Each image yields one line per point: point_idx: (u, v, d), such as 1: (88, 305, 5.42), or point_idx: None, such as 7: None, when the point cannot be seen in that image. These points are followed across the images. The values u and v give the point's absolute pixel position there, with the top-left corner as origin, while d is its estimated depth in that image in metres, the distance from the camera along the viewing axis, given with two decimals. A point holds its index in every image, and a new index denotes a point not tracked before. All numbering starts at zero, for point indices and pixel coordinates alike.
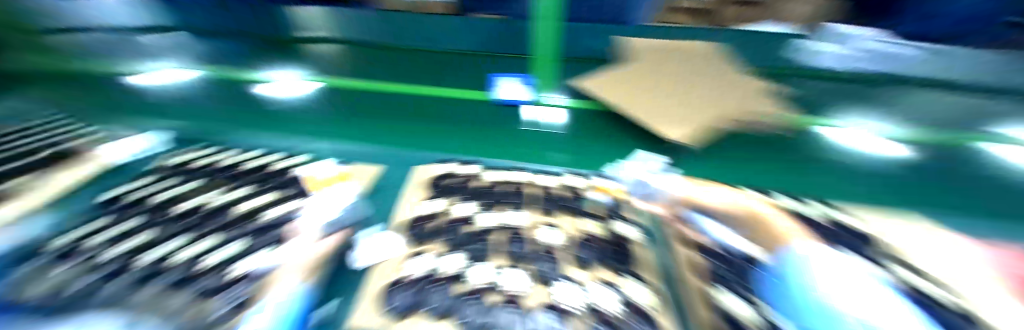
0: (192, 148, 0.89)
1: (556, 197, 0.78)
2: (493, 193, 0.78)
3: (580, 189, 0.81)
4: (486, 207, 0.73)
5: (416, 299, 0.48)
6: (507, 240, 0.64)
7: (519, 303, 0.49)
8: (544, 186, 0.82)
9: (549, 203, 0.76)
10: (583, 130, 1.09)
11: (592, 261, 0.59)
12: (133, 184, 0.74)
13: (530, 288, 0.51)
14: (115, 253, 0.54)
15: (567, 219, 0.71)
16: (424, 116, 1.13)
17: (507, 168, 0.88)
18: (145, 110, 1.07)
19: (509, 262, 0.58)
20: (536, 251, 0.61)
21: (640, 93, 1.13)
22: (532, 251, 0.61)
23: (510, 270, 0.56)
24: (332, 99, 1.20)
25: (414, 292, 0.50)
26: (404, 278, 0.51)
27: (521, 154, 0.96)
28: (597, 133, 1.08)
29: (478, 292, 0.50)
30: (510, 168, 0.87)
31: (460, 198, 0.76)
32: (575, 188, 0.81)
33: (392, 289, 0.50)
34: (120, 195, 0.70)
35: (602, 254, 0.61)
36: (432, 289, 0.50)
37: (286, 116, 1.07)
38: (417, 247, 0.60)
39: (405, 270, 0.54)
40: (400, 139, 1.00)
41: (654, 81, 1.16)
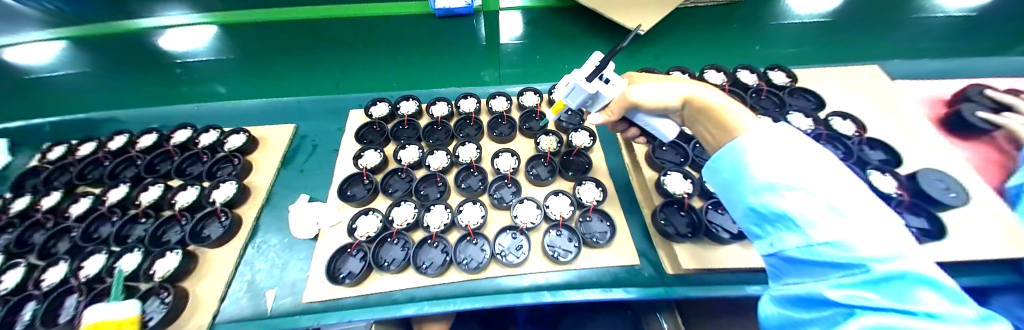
0: (127, 137, 0.86)
1: (510, 121, 0.86)
2: (447, 129, 0.86)
3: (534, 108, 0.88)
4: (447, 147, 0.82)
5: (397, 253, 0.65)
6: (461, 175, 0.76)
7: (476, 233, 0.66)
8: (497, 110, 0.89)
9: (503, 130, 0.85)
10: (541, 36, 1.00)
11: (541, 178, 0.74)
12: (52, 197, 0.76)
13: (481, 220, 0.68)
14: (92, 267, 0.64)
15: (518, 143, 0.83)
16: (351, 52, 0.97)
17: (459, 99, 0.93)
18: (72, 101, 0.96)
19: (464, 198, 0.73)
20: (489, 182, 0.75)
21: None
22: (490, 181, 0.75)
23: (466, 206, 0.71)
24: (266, 46, 0.90)
25: (395, 245, 0.67)
26: (359, 244, 0.66)
27: (454, 72, 1.07)
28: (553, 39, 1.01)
29: (440, 236, 0.66)
30: (462, 97, 0.92)
31: (412, 145, 0.82)
32: (528, 108, 0.88)
33: (349, 255, 0.66)
34: (57, 209, 0.75)
35: (547, 169, 0.77)
36: (399, 245, 0.66)
37: (238, 84, 1.01)
38: (394, 199, 0.72)
39: (364, 232, 0.68)
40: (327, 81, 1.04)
41: None
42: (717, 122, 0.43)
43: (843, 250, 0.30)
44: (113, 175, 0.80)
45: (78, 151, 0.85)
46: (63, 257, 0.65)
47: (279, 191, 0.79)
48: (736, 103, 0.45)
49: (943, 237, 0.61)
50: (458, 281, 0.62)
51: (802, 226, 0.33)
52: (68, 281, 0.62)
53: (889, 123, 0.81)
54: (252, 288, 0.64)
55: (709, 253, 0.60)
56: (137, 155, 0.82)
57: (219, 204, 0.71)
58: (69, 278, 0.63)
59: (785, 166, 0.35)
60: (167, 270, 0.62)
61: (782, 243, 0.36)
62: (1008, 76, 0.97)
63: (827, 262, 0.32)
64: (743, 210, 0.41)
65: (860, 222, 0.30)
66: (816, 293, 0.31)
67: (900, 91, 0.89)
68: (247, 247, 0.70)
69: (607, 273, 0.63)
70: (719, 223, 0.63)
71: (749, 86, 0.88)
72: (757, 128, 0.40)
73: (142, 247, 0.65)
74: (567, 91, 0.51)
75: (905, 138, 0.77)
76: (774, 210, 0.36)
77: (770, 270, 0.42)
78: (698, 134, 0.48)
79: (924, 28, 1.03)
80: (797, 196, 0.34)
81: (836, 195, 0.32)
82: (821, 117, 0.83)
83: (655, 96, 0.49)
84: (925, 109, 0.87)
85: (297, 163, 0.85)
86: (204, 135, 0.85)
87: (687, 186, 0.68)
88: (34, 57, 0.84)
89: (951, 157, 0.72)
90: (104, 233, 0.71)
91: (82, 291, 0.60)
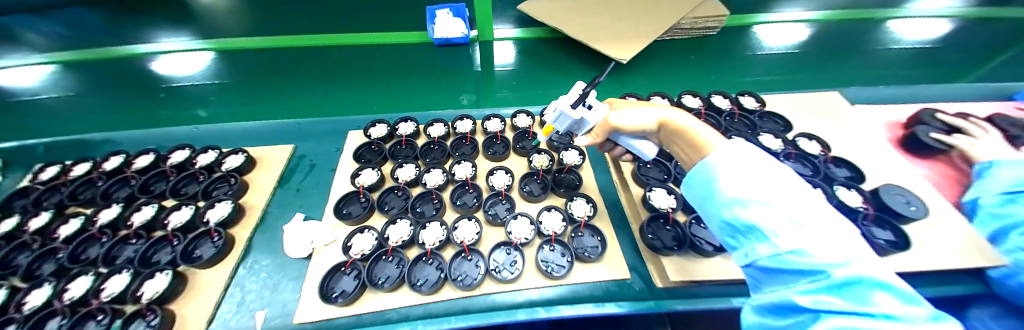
0: (123, 157, 0.86)
1: (504, 140, 0.91)
2: (443, 148, 0.89)
3: (526, 129, 0.93)
4: (443, 165, 0.85)
5: (391, 270, 0.66)
6: (456, 193, 0.79)
7: (471, 249, 0.68)
8: (491, 131, 0.93)
9: (497, 149, 0.89)
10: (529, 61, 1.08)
11: (534, 194, 0.77)
12: (40, 217, 0.75)
13: (476, 236, 0.69)
14: (77, 289, 0.62)
15: (512, 161, 0.87)
16: (346, 73, 1.02)
17: (455, 120, 0.97)
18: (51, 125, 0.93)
19: (459, 215, 0.75)
20: (483, 199, 0.77)
21: (595, 16, 0.98)
22: (484, 198, 0.77)
23: (461, 223, 0.73)
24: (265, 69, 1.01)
25: (390, 263, 0.67)
26: (354, 262, 0.67)
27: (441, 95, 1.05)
28: (544, 63, 1.08)
29: (434, 253, 0.67)
30: (458, 119, 0.97)
31: (409, 163, 0.85)
32: (521, 128, 0.93)
33: (343, 273, 0.66)
34: (46, 229, 0.73)
35: (540, 185, 0.80)
36: (394, 262, 0.67)
37: (221, 113, 0.99)
38: (390, 216, 0.74)
39: (358, 250, 0.69)
40: (304, 98, 1.00)
41: (607, 14, 0.99)
42: (691, 144, 0.47)
43: (806, 257, 0.33)
44: (105, 195, 0.80)
45: (71, 171, 0.84)
46: (48, 278, 0.64)
47: (274, 211, 0.80)
48: (708, 127, 0.48)
49: (910, 248, 0.65)
50: (452, 298, 0.62)
51: (771, 238, 0.36)
52: (49, 304, 0.60)
53: (853, 143, 0.88)
54: (242, 311, 0.63)
55: (695, 265, 0.63)
56: (131, 175, 0.83)
57: (213, 224, 0.72)
58: (50, 300, 0.61)
59: (759, 187, 0.38)
60: (156, 291, 0.61)
61: (755, 253, 0.39)
62: (954, 101, 1.07)
63: (795, 270, 0.34)
64: (723, 227, 0.44)
65: (820, 234, 0.33)
66: (788, 300, 0.33)
67: (860, 115, 0.98)
68: (239, 267, 0.70)
69: (599, 288, 0.65)
70: (703, 236, 0.67)
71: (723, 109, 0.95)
72: (726, 148, 0.44)
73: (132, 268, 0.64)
74: (554, 117, 0.55)
75: (869, 157, 0.83)
76: (745, 222, 0.39)
77: (749, 281, 0.45)
78: (675, 154, 0.52)
79: (872, 60, 1.16)
80: (761, 208, 0.38)
81: (798, 210, 0.35)
82: (789, 137, 0.90)
83: (633, 121, 0.54)
84: (885, 130, 0.95)
85: (293, 183, 0.86)
86: (201, 155, 0.86)
87: (671, 201, 0.72)
88: (19, 79, 0.93)
89: (909, 174, 0.79)
90: (93, 255, 0.70)
91: (66, 313, 0.59)
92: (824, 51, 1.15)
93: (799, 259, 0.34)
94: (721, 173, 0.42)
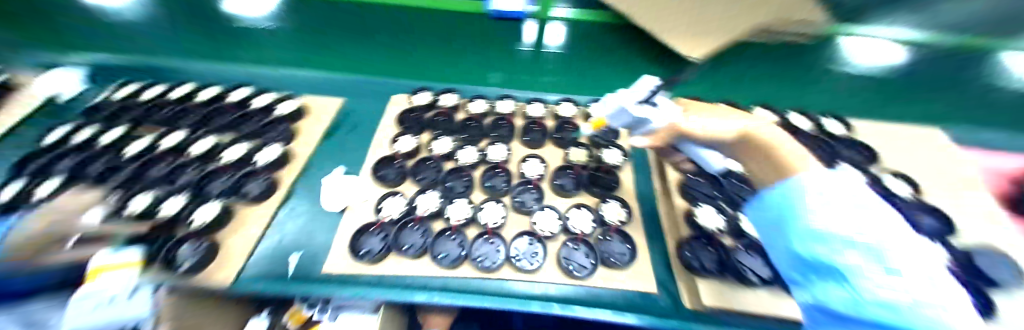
0: (192, 86, 0.96)
1: None
2: (481, 128, 0.88)
3: None
4: (478, 144, 0.85)
5: None
6: None
7: None
8: (533, 116, 0.91)
9: None
10: None
11: None
12: (116, 132, 0.86)
13: None
14: (137, 206, 0.69)
15: None
16: None
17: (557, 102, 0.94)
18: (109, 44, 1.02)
19: None
20: None
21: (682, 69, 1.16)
22: None
23: None
24: None
25: None
26: (383, 224, 0.69)
27: None
28: None
29: None
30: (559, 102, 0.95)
31: None
32: None
33: (411, 229, 0.68)
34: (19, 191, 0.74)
35: None
36: None
37: None
38: None
39: (388, 214, 0.71)
40: None
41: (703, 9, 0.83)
42: (773, 160, 0.40)
43: (911, 315, 0.29)
44: (170, 121, 0.88)
45: (117, 92, 0.96)
46: None
47: (316, 163, 0.83)
48: (798, 145, 0.41)
49: None
50: (564, 285, 0.63)
51: (854, 278, 0.32)
52: None
53: (957, 199, 0.73)
54: (265, 260, 0.66)
55: (734, 293, 0.58)
56: (194, 106, 0.90)
57: (262, 165, 0.77)
58: None
59: (868, 225, 0.33)
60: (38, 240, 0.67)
61: (860, 294, 0.32)
62: None
63: (889, 322, 0.31)
64: (800, 250, 0.38)
65: (918, 283, 0.30)
66: (873, 312, 0.32)
67: (960, 158, 0.82)
68: (279, 210, 0.74)
69: (621, 296, 0.62)
70: (749, 265, 0.62)
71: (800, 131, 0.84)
72: (819, 172, 0.37)
73: (221, 198, 0.71)
74: (611, 112, 0.52)
75: (977, 217, 0.69)
76: (823, 262, 0.35)
77: (804, 316, 0.43)
78: (750, 171, 0.46)
79: None
80: (856, 254, 0.32)
81: (893, 248, 0.31)
82: (873, 172, 0.78)
83: (716, 129, 0.45)
84: (988, 180, 0.79)
85: (337, 138, 0.88)
86: (282, 103, 0.90)
87: (720, 222, 0.68)
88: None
89: (1009, 234, 0.66)
90: (150, 174, 0.76)
91: None
92: None
93: (896, 314, 0.30)
94: (812, 204, 0.35)
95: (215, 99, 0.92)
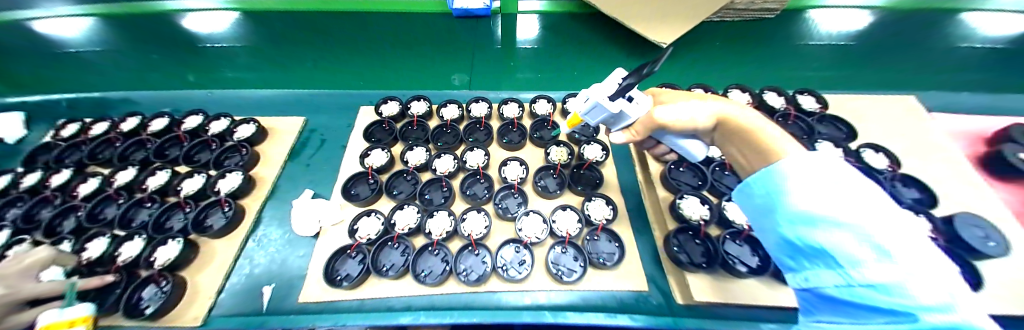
0: (140, 118, 0.89)
1: None
2: (456, 133, 0.85)
3: None
4: (455, 151, 0.81)
5: None
6: None
7: None
8: (508, 117, 0.88)
9: None
10: None
11: None
12: (64, 174, 0.79)
13: None
14: (95, 250, 0.65)
15: None
16: None
17: (532, 100, 0.92)
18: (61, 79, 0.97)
19: None
20: None
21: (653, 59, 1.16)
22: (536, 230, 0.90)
23: None
24: None
25: None
26: (359, 246, 0.65)
27: None
28: None
29: None
30: (534, 99, 0.92)
31: None
32: None
33: (390, 248, 0.66)
34: None
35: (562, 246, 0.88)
36: None
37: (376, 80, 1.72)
38: None
39: (365, 234, 0.67)
40: None
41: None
42: (754, 148, 0.39)
43: (888, 295, 0.26)
44: (122, 156, 0.82)
45: (63, 130, 0.89)
46: None
47: (284, 185, 0.79)
48: (774, 124, 0.40)
49: (979, 288, 0.55)
50: (551, 289, 0.61)
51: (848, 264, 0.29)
52: None
53: (933, 167, 0.73)
54: (239, 294, 0.63)
55: (726, 286, 0.58)
56: (147, 138, 0.85)
57: (223, 195, 0.72)
58: None
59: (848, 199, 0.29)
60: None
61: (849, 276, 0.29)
62: None
63: (871, 306, 0.28)
64: (787, 233, 0.35)
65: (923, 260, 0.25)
66: (869, 295, 0.28)
67: (934, 124, 0.82)
68: (247, 240, 0.70)
69: (613, 298, 0.62)
70: (735, 254, 0.61)
71: (776, 109, 0.83)
72: (799, 154, 0.35)
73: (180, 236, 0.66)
74: (587, 109, 0.48)
75: (952, 184, 0.70)
76: (812, 244, 0.32)
77: (802, 304, 0.39)
78: (734, 157, 0.44)
79: (956, 59, 0.96)
80: (838, 232, 0.29)
81: (892, 230, 0.26)
82: (851, 148, 0.78)
83: (683, 117, 0.44)
84: (961, 145, 0.79)
85: (304, 158, 0.84)
86: (241, 126, 0.85)
87: (704, 211, 0.66)
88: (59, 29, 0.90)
89: (985, 198, 0.67)
90: (109, 215, 0.73)
91: None
92: (891, 47, 0.99)
93: (878, 296, 0.27)
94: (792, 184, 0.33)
95: (170, 127, 0.86)
